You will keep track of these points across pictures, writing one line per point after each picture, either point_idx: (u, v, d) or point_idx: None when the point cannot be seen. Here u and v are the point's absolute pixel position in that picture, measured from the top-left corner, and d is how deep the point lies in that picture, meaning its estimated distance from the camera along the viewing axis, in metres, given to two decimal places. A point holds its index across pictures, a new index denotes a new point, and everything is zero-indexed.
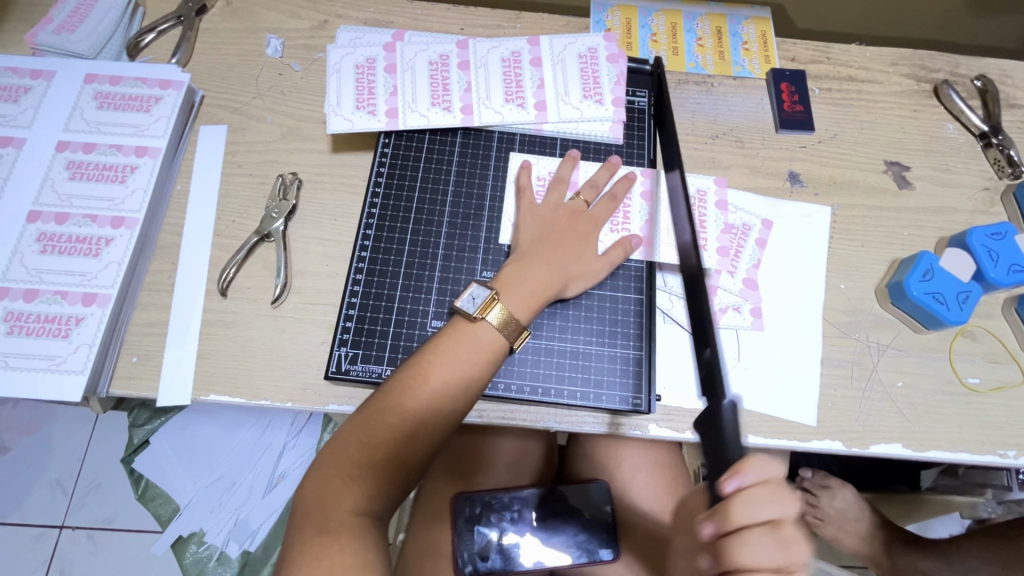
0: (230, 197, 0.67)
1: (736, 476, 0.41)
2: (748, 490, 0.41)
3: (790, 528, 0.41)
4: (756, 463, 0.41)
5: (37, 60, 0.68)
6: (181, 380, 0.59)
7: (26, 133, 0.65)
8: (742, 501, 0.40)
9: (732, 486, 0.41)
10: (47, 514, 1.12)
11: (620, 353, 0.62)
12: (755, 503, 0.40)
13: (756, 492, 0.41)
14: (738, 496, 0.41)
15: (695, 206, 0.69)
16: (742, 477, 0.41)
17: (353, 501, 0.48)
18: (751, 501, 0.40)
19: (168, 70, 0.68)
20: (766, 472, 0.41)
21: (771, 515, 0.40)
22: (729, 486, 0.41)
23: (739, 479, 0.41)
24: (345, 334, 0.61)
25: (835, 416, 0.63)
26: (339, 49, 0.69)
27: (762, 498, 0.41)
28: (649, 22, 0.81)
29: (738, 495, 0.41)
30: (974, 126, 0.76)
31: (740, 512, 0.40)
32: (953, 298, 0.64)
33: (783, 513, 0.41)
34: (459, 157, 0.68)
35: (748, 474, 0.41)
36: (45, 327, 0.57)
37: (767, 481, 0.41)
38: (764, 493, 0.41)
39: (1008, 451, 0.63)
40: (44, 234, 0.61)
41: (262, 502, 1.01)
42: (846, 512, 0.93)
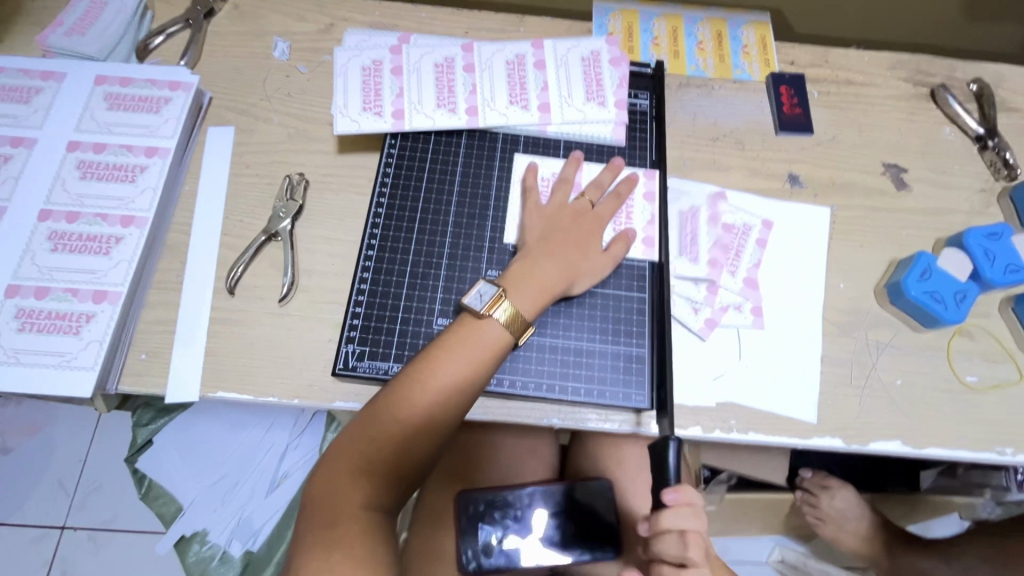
0: (238, 198, 0.67)
1: (671, 492, 0.50)
2: (677, 505, 0.50)
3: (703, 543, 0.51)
4: (690, 489, 0.50)
5: (48, 62, 0.69)
6: (189, 377, 0.60)
7: (37, 134, 0.66)
8: (671, 512, 0.50)
9: (668, 499, 0.50)
10: (49, 514, 1.12)
11: (623, 351, 0.63)
12: (678, 516, 0.49)
13: (683, 510, 0.50)
14: (666, 509, 0.50)
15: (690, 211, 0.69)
16: (674, 493, 0.50)
17: (363, 497, 0.49)
18: (675, 514, 0.49)
19: (177, 72, 0.69)
20: (692, 495, 0.50)
21: (687, 528, 0.49)
22: (666, 499, 0.50)
23: (673, 495, 0.50)
24: (352, 331, 0.62)
25: (834, 413, 0.64)
26: (345, 51, 0.70)
27: (686, 515, 0.50)
28: (650, 26, 0.82)
29: (667, 508, 0.50)
30: (970, 129, 0.77)
31: (666, 522, 0.49)
32: (950, 297, 0.65)
33: (696, 528, 0.50)
34: (464, 158, 0.69)
35: (680, 493, 0.50)
36: (56, 324, 0.58)
37: (691, 501, 0.50)
38: (689, 511, 0.50)
39: (1007, 449, 0.64)
40: (55, 233, 0.62)
41: (264, 502, 1.02)
42: (846, 511, 0.93)
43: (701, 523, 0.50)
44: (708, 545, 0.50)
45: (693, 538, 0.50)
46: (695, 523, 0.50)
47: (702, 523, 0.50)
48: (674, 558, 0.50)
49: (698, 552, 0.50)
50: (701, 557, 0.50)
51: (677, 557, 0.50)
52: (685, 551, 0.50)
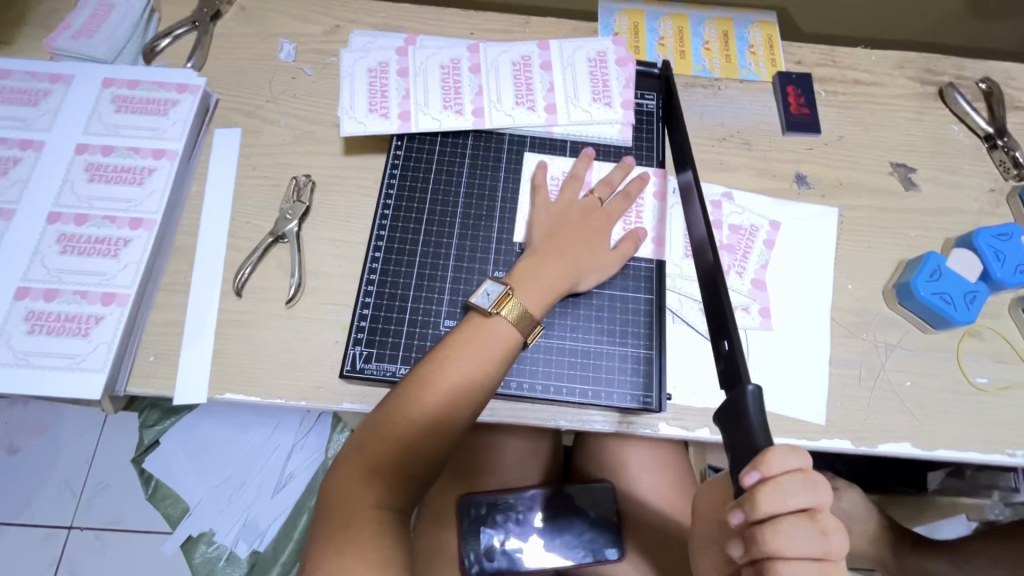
0: (245, 199, 0.68)
1: (757, 471, 0.40)
2: (777, 478, 0.40)
3: (824, 514, 0.41)
4: (780, 456, 0.40)
5: (56, 65, 0.69)
6: (197, 379, 0.60)
7: (45, 136, 0.66)
8: (772, 488, 0.40)
9: (753, 480, 0.40)
10: (57, 514, 1.13)
11: (630, 352, 0.63)
12: (782, 492, 0.40)
13: (786, 481, 0.40)
14: (762, 488, 0.40)
15: None
16: (763, 472, 0.40)
17: (375, 496, 0.49)
18: (777, 491, 0.40)
19: (184, 74, 0.69)
20: (793, 462, 0.41)
21: (802, 503, 0.40)
22: (749, 479, 0.40)
23: (760, 473, 0.40)
24: (360, 333, 0.62)
25: (843, 415, 0.64)
26: (351, 53, 0.71)
27: (796, 484, 0.40)
28: (656, 26, 0.82)
29: (762, 488, 0.40)
30: (980, 128, 0.77)
31: (769, 502, 0.40)
32: (961, 298, 0.65)
33: (814, 501, 0.41)
34: (470, 158, 0.69)
35: (774, 463, 0.40)
36: (65, 326, 0.58)
37: (793, 469, 0.41)
38: (795, 480, 0.40)
39: (1017, 451, 0.63)
40: (64, 235, 0.62)
41: (270, 502, 1.02)
42: (854, 512, 0.92)
43: (820, 492, 0.41)
44: (836, 522, 0.42)
45: (813, 513, 0.41)
46: (813, 497, 0.41)
47: (822, 493, 0.41)
48: (803, 548, 0.40)
49: (830, 535, 0.41)
50: (835, 539, 0.41)
51: (806, 545, 0.40)
52: (815, 534, 0.40)
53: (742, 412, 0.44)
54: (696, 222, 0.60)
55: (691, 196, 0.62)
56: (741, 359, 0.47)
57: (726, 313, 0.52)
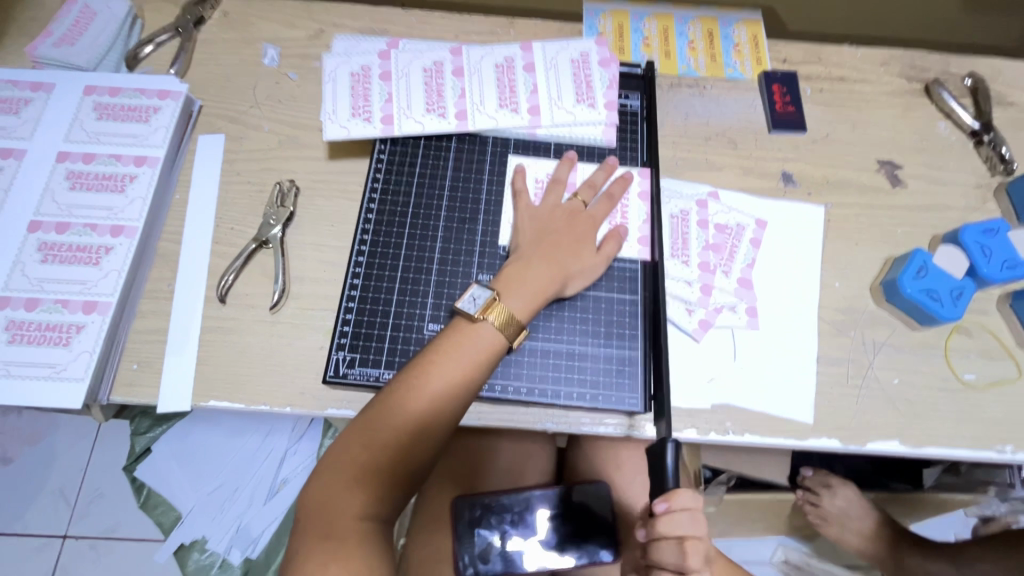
0: (229, 206, 0.67)
1: (663, 501, 0.49)
2: (673, 512, 0.49)
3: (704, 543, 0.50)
4: (681, 495, 0.49)
5: (37, 73, 0.69)
6: (181, 387, 0.60)
7: (27, 145, 0.66)
8: (667, 520, 0.49)
9: (659, 508, 0.49)
10: (50, 523, 1.12)
11: (616, 354, 0.62)
12: (675, 525, 0.48)
13: (679, 515, 0.49)
14: (664, 517, 0.49)
15: (677, 226, 0.69)
16: (667, 504, 0.49)
17: (358, 505, 0.48)
18: (669, 523, 0.48)
19: (166, 80, 0.69)
20: (688, 499, 0.49)
21: (683, 533, 0.49)
22: (657, 507, 0.49)
23: (666, 504, 0.49)
24: (343, 338, 0.61)
25: (831, 413, 0.64)
26: (334, 57, 0.70)
27: (683, 520, 0.49)
28: (641, 26, 0.82)
29: (661, 517, 0.49)
30: (965, 124, 0.77)
31: (664, 529, 0.48)
32: (947, 295, 0.65)
33: (696, 532, 0.49)
34: (454, 162, 0.69)
35: (673, 500, 0.49)
36: (46, 335, 0.58)
37: (687, 508, 0.49)
38: (686, 517, 0.49)
39: (1006, 447, 0.63)
40: (45, 244, 0.62)
41: (263, 509, 1.01)
42: (848, 510, 0.93)
43: (700, 526, 0.50)
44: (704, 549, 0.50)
45: (692, 543, 0.49)
46: (693, 529, 0.49)
47: (701, 525, 0.50)
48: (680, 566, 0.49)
49: (694, 561, 0.49)
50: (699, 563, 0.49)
51: (674, 563, 0.49)
52: (682, 558, 0.48)
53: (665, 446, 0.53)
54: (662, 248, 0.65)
55: None
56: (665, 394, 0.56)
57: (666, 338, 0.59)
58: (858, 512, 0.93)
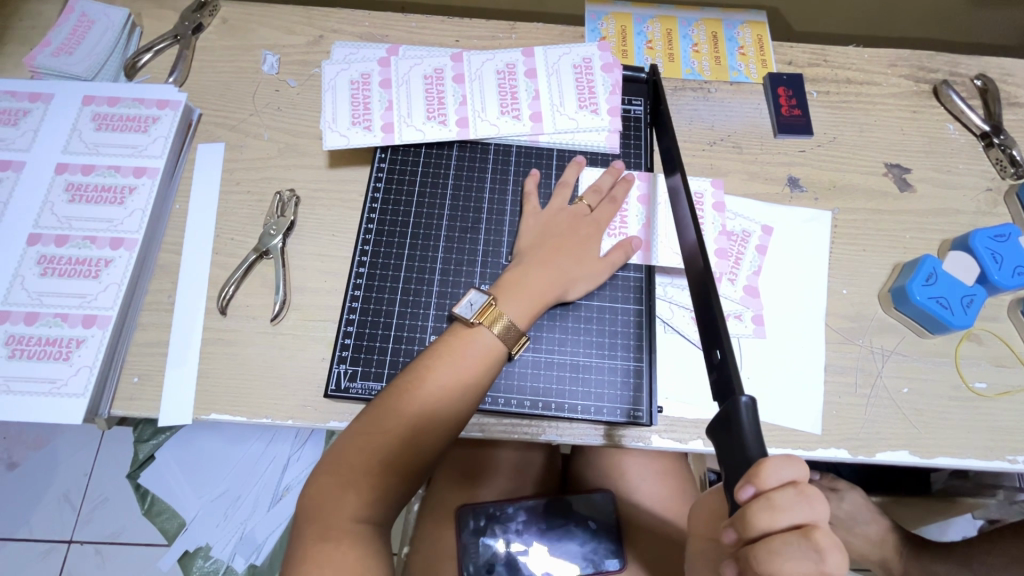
0: (228, 215, 0.67)
1: (751, 485, 0.38)
2: (767, 496, 0.38)
3: (824, 534, 0.38)
4: (775, 468, 0.38)
5: (35, 84, 0.68)
6: (181, 400, 0.59)
7: (24, 156, 0.65)
8: (762, 507, 0.38)
9: (748, 495, 0.38)
10: (56, 529, 1.13)
11: (621, 365, 0.62)
12: (776, 510, 0.37)
13: (778, 497, 0.37)
14: (755, 504, 0.38)
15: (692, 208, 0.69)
16: (759, 486, 0.38)
17: (353, 508, 0.48)
18: (770, 507, 0.37)
19: (165, 90, 0.69)
20: (789, 475, 0.38)
21: (796, 519, 0.37)
22: (743, 494, 0.38)
23: (755, 487, 0.38)
24: (344, 350, 0.61)
25: (839, 423, 0.63)
26: (334, 65, 0.70)
27: (789, 498, 0.37)
28: (644, 29, 0.81)
29: (755, 503, 0.38)
30: (975, 126, 0.76)
31: (761, 518, 0.37)
32: (957, 302, 0.63)
33: (809, 516, 0.38)
34: (455, 170, 0.68)
35: (765, 478, 0.38)
36: (46, 350, 0.58)
37: (788, 483, 0.38)
38: (789, 496, 0.37)
39: (1017, 457, 0.62)
40: (44, 257, 0.61)
41: (267, 515, 1.01)
42: (856, 513, 0.91)
43: (816, 507, 0.38)
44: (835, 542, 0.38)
45: (807, 531, 0.37)
46: (808, 512, 0.38)
47: (818, 510, 0.38)
48: (799, 570, 0.36)
49: (827, 554, 0.36)
50: (833, 558, 0.36)
51: (801, 565, 0.36)
52: (808, 555, 0.37)
53: (735, 426, 0.41)
54: (688, 229, 0.57)
55: (681, 199, 0.59)
56: (732, 366, 0.45)
57: (718, 323, 0.49)
58: (866, 517, 0.91)
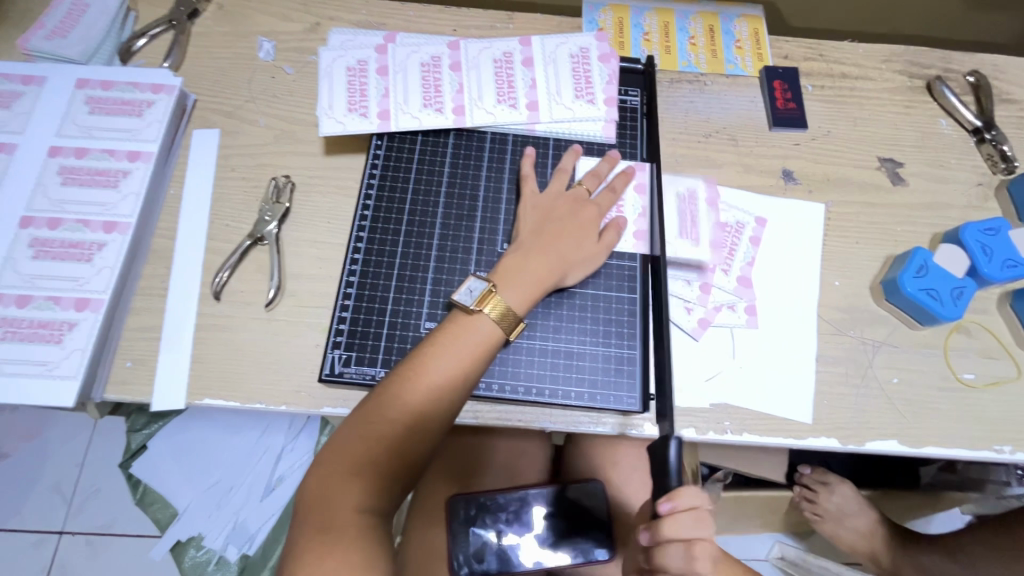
0: (223, 202, 0.66)
1: (666, 502, 0.46)
2: (677, 513, 0.46)
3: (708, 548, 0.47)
4: (687, 496, 0.46)
5: (29, 66, 0.68)
6: (174, 384, 0.59)
7: (18, 139, 0.65)
8: (670, 521, 0.46)
9: (664, 509, 0.46)
10: (46, 519, 1.12)
11: (615, 352, 0.62)
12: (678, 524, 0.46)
13: (683, 516, 0.46)
14: (666, 519, 0.46)
15: (686, 206, 0.70)
16: (671, 505, 0.46)
17: (356, 498, 0.48)
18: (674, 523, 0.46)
19: (160, 74, 0.68)
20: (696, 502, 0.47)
21: (691, 536, 0.46)
22: (662, 507, 0.46)
23: (671, 503, 0.46)
24: (339, 336, 0.61)
25: (830, 413, 0.63)
26: (331, 51, 0.69)
27: (688, 520, 0.46)
28: (641, 21, 0.81)
29: (667, 518, 0.47)
30: (968, 121, 0.76)
31: (665, 530, 0.46)
32: (947, 293, 0.64)
33: (702, 536, 0.47)
34: (451, 158, 0.68)
35: (677, 500, 0.46)
36: (39, 332, 0.57)
37: (693, 508, 0.47)
38: (691, 517, 0.46)
39: (1004, 447, 0.63)
40: (37, 240, 0.61)
41: (260, 505, 1.01)
42: (845, 508, 0.92)
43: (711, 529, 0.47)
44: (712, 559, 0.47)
45: (696, 546, 0.46)
46: (700, 534, 0.47)
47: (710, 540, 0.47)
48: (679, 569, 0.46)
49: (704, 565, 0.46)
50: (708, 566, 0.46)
51: (682, 568, 0.46)
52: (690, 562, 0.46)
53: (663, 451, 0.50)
54: (652, 229, 0.66)
55: None
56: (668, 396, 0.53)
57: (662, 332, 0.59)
58: (855, 509, 0.92)
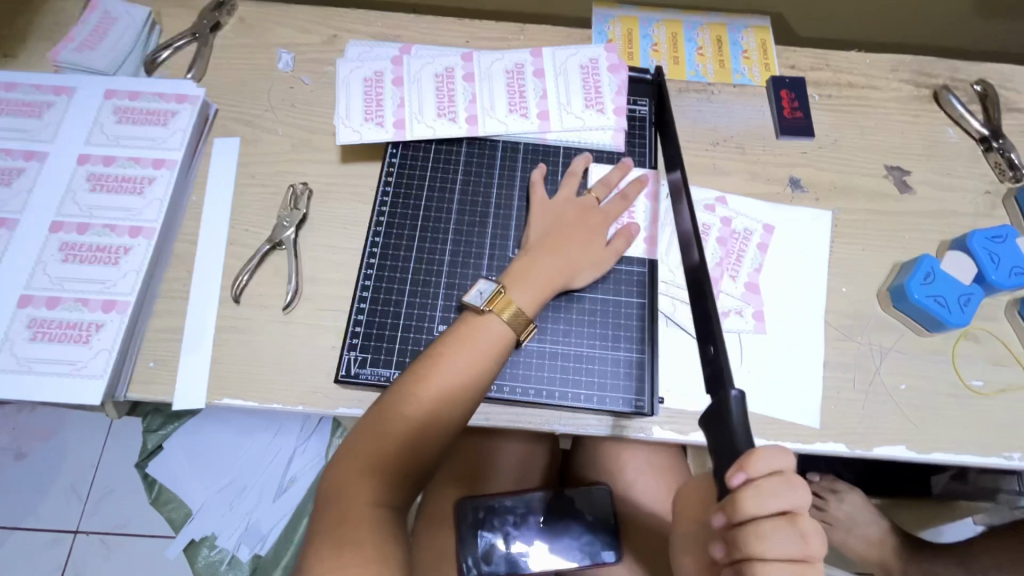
0: (243, 208, 0.69)
1: (742, 471, 0.41)
2: (757, 481, 0.41)
3: (804, 518, 0.41)
4: (766, 457, 0.41)
5: (59, 78, 0.71)
6: (195, 384, 0.61)
7: (49, 147, 0.67)
8: (752, 492, 0.40)
9: (739, 481, 0.41)
10: (63, 519, 1.14)
11: (623, 356, 0.63)
12: (764, 495, 0.40)
13: (768, 484, 0.41)
14: (745, 489, 0.41)
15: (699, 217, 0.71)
16: (749, 472, 0.41)
17: (372, 494, 0.49)
18: (759, 492, 0.40)
19: (184, 85, 0.71)
20: (777, 464, 0.42)
21: (783, 505, 0.40)
22: (736, 480, 0.41)
23: (746, 474, 0.41)
24: (355, 338, 0.63)
25: (837, 418, 0.64)
26: (348, 62, 0.72)
27: (775, 486, 0.41)
28: (649, 32, 0.83)
29: (746, 488, 0.41)
30: (975, 130, 0.77)
31: (751, 503, 0.40)
32: (955, 300, 0.65)
33: (795, 503, 0.41)
34: (464, 165, 0.70)
35: (755, 466, 0.41)
36: (67, 333, 0.60)
37: (774, 471, 0.41)
38: (777, 484, 0.41)
39: (1013, 454, 0.63)
40: (66, 244, 0.63)
41: (272, 506, 1.03)
42: (856, 516, 0.92)
43: (799, 494, 0.42)
44: (815, 525, 0.42)
45: (795, 517, 0.41)
46: (793, 498, 0.41)
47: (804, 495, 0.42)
48: (783, 550, 0.40)
49: (811, 539, 0.41)
50: (815, 542, 0.41)
51: (786, 548, 0.40)
52: (795, 539, 0.40)
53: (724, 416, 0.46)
54: (684, 216, 0.60)
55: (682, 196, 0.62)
56: (724, 366, 0.48)
57: (712, 318, 0.53)
58: (865, 518, 0.92)
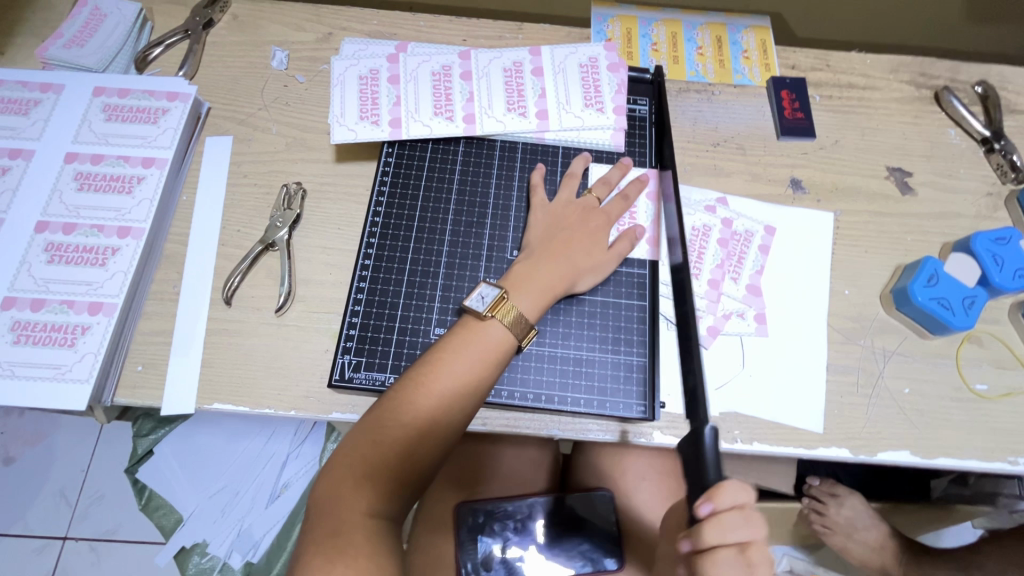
0: (235, 208, 0.67)
1: (709, 503, 0.42)
2: (721, 514, 0.42)
3: (759, 551, 0.42)
4: (730, 491, 0.43)
5: (47, 75, 0.69)
6: (185, 388, 0.59)
7: (35, 146, 0.66)
8: (713, 524, 0.42)
9: (705, 512, 0.43)
10: (50, 526, 1.12)
11: (624, 360, 0.62)
12: (725, 528, 0.42)
13: (729, 517, 0.42)
14: (709, 521, 0.42)
15: (700, 218, 0.70)
16: (715, 504, 0.42)
17: (366, 503, 0.47)
18: (721, 525, 0.42)
19: (175, 83, 0.69)
20: (739, 498, 0.43)
21: (741, 540, 0.42)
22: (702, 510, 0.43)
23: (712, 504, 0.43)
24: (349, 341, 0.61)
25: (840, 423, 0.63)
26: (343, 60, 0.70)
27: (735, 520, 0.42)
28: (649, 32, 0.82)
29: (710, 520, 0.42)
30: (976, 131, 0.76)
31: (711, 535, 0.42)
32: (958, 303, 0.64)
33: (752, 537, 0.42)
34: (461, 165, 0.69)
35: (719, 499, 0.43)
36: (52, 336, 0.58)
37: (737, 506, 0.43)
38: (737, 518, 0.42)
39: (1018, 459, 0.62)
40: (52, 244, 0.62)
41: (264, 513, 1.01)
42: (855, 520, 0.90)
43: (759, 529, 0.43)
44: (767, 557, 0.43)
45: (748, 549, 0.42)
46: (752, 532, 0.42)
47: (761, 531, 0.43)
48: None
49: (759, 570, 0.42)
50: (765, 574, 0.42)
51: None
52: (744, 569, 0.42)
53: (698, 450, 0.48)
54: (669, 233, 0.64)
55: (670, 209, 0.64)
56: (701, 393, 0.54)
57: (691, 340, 0.58)
58: (864, 523, 0.90)
